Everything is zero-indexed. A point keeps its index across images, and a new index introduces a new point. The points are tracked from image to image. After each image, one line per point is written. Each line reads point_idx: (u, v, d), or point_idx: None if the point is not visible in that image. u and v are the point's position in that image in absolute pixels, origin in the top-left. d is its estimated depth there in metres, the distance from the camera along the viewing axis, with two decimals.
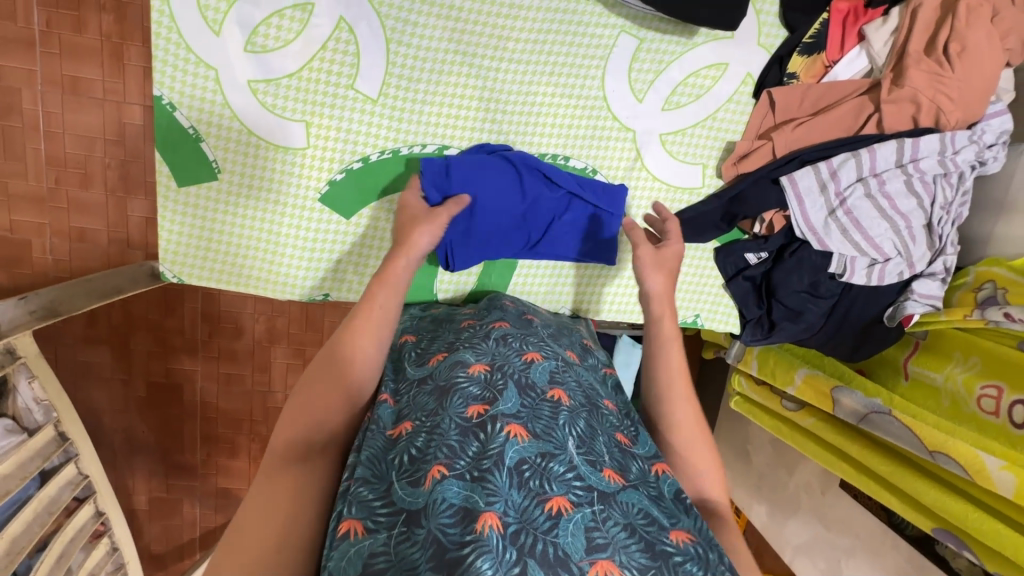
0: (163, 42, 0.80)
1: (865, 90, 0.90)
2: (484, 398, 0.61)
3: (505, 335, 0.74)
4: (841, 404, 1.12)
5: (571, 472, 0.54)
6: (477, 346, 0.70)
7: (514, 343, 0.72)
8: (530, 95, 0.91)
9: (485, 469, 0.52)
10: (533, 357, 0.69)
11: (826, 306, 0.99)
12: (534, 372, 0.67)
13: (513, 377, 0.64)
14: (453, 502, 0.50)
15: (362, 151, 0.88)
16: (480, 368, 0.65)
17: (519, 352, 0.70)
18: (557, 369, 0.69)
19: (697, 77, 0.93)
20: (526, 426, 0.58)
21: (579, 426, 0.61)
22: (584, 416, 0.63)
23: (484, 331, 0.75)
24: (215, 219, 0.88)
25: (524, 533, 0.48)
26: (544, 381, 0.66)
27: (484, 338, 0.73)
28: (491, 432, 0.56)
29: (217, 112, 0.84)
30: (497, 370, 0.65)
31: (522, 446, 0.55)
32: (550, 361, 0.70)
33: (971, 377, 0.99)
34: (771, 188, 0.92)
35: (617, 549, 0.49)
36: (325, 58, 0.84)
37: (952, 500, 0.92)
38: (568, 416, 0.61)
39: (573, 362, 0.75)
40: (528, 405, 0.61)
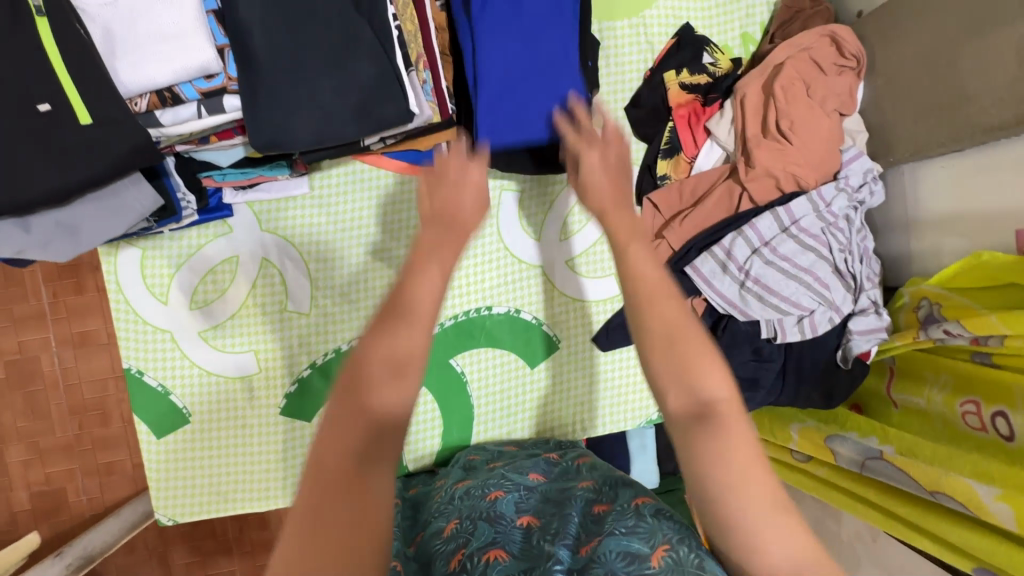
0: (124, 322, 0.95)
1: (728, 173, 0.99)
2: (460, 545, 0.71)
3: (467, 489, 0.84)
4: (839, 452, 1.10)
5: None
6: (445, 510, 0.81)
7: (478, 489, 0.82)
8: (444, 266, 1.01)
9: None
10: (495, 495, 0.79)
11: (776, 367, 1.01)
12: (500, 508, 0.76)
13: (482, 517, 0.74)
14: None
15: (309, 360, 0.98)
16: (451, 525, 0.76)
17: (483, 495, 0.80)
18: (521, 499, 0.78)
19: (581, 204, 1.04)
20: (504, 550, 0.67)
21: (550, 527, 0.69)
22: (554, 517, 0.71)
23: (452, 490, 0.86)
24: (193, 456, 0.96)
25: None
26: (511, 510, 0.75)
27: (450, 500, 0.84)
28: (471, 567, 0.65)
29: (177, 365, 0.96)
30: (465, 519, 0.76)
31: (503, 566, 0.64)
32: (512, 492, 0.80)
33: (949, 397, 0.97)
34: (682, 280, 0.99)
35: None
36: (258, 293, 0.97)
37: (976, 538, 0.87)
38: (537, 522, 0.70)
39: (535, 482, 0.84)
40: (500, 533, 0.70)
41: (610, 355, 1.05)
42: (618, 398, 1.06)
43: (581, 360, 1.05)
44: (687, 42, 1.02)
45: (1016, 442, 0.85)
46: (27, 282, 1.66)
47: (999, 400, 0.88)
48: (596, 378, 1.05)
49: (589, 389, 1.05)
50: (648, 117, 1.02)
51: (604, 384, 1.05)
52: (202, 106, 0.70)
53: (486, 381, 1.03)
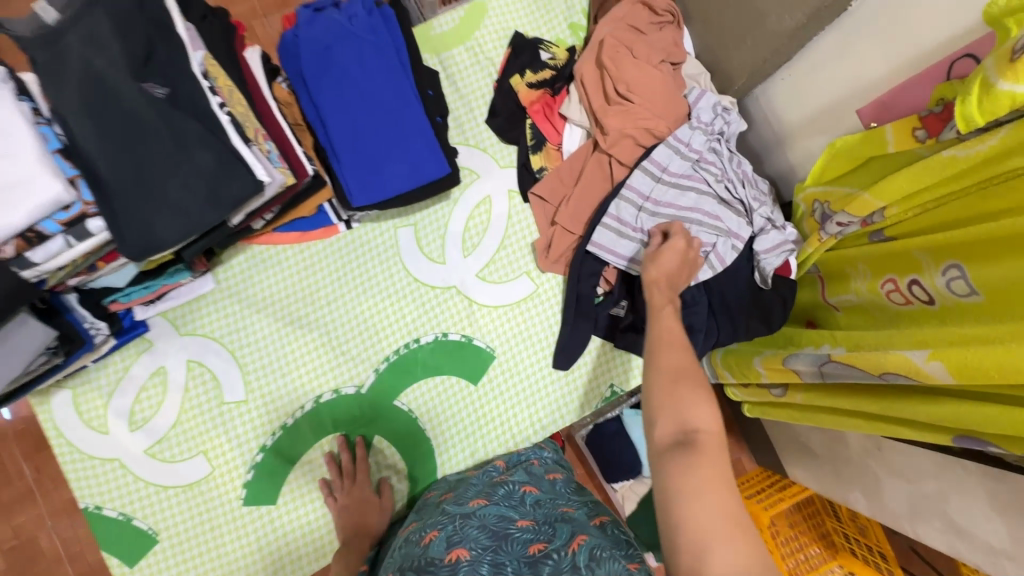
0: (72, 463, 0.96)
1: (593, 148, 1.04)
2: None
3: (411, 534, 0.83)
4: (801, 371, 1.10)
5: None
6: (394, 564, 0.78)
7: (420, 538, 0.79)
8: (362, 315, 1.05)
9: None
10: (430, 537, 0.77)
11: (704, 309, 1.03)
12: (433, 549, 0.73)
13: (414, 567, 0.72)
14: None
15: (259, 443, 0.99)
16: None
17: (421, 539, 0.78)
18: (454, 531, 0.76)
19: (474, 217, 1.08)
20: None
21: (482, 572, 0.66)
22: (487, 560, 0.68)
23: (397, 544, 0.83)
24: (171, 575, 0.95)
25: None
26: (442, 550, 0.72)
27: (398, 554, 0.80)
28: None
29: (133, 489, 0.96)
30: (401, 572, 0.73)
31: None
32: (446, 529, 0.77)
33: (872, 282, 0.98)
34: (587, 256, 1.02)
35: None
36: (192, 394, 0.99)
37: (944, 406, 0.85)
38: (468, 568, 0.67)
39: (475, 510, 0.81)
40: None
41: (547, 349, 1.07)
42: (569, 385, 1.07)
43: (522, 362, 1.06)
44: (521, 49, 1.10)
45: (937, 304, 0.86)
46: None
47: (910, 269, 0.89)
48: (540, 376, 1.06)
49: (537, 388, 1.06)
50: (508, 122, 1.08)
51: (551, 378, 1.06)
52: (68, 236, 0.75)
53: (437, 410, 1.04)
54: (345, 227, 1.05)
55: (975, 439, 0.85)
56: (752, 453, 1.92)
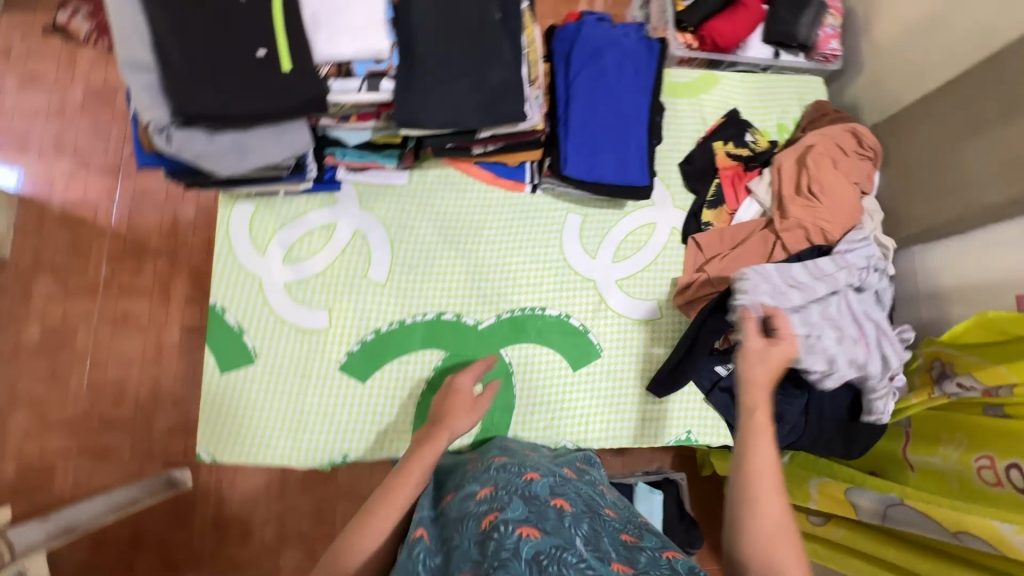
0: (223, 264, 1.05)
1: (764, 226, 1.14)
2: (492, 509, 0.70)
3: (505, 464, 0.84)
4: (859, 506, 1.11)
5: (582, 560, 0.60)
6: (482, 476, 0.81)
7: (514, 470, 0.81)
8: (508, 265, 1.13)
9: (504, 559, 0.60)
10: (532, 475, 0.78)
11: (802, 404, 1.08)
12: (535, 487, 0.75)
13: (517, 492, 0.73)
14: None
15: (376, 325, 1.07)
16: (486, 491, 0.75)
17: (520, 473, 0.80)
18: (555, 484, 0.78)
19: (634, 234, 1.19)
20: (537, 527, 0.65)
21: (584, 530, 0.67)
22: (587, 522, 0.70)
23: (486, 464, 0.86)
24: (250, 397, 1.02)
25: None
26: (545, 493, 0.75)
27: (487, 470, 0.83)
28: (504, 532, 0.64)
29: (258, 309, 1.05)
30: (501, 489, 0.74)
31: (536, 542, 0.62)
32: (548, 478, 0.79)
33: (964, 453, 1.02)
34: (722, 309, 1.10)
35: None
36: (345, 258, 1.09)
37: None
38: (572, 521, 0.69)
39: (570, 478, 0.83)
40: (534, 510, 0.69)
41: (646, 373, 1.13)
42: (650, 412, 1.13)
43: (620, 374, 1.12)
44: (733, 122, 1.23)
45: None
46: (91, 256, 1.78)
47: (1014, 453, 0.94)
48: (629, 393, 1.12)
49: (621, 401, 1.12)
50: (698, 173, 1.21)
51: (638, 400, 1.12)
52: (364, 83, 0.88)
53: (531, 376, 1.10)
54: (530, 190, 1.16)
55: None
56: None
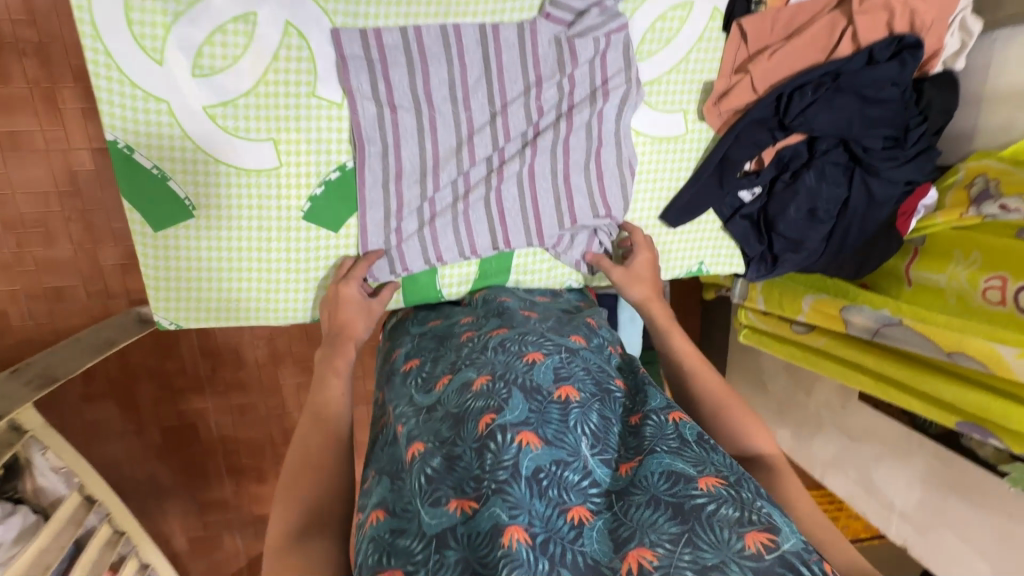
0: (105, 81, 0.75)
1: (834, 6, 0.89)
2: (490, 408, 0.65)
3: (502, 341, 0.77)
4: (851, 322, 1.14)
5: (585, 479, 0.60)
6: (478, 360, 0.75)
7: (513, 348, 0.75)
8: (501, 67, 0.87)
9: (504, 481, 0.57)
10: (533, 358, 0.72)
11: (825, 229, 0.98)
12: (537, 372, 0.70)
13: (517, 383, 0.68)
14: (483, 529, 0.54)
15: (337, 159, 0.85)
16: (483, 380, 0.70)
17: (520, 355, 0.73)
18: (560, 363, 0.72)
19: (663, 21, 0.90)
20: (537, 433, 0.62)
21: (592, 422, 0.65)
22: (596, 408, 0.67)
23: (482, 342, 0.79)
24: (202, 256, 0.85)
25: (553, 543, 0.53)
26: (548, 381, 0.69)
27: (482, 350, 0.77)
28: (503, 443, 0.61)
29: (177, 144, 0.79)
30: (498, 380, 0.69)
31: (536, 454, 0.60)
32: (552, 357, 0.73)
33: (975, 273, 1.00)
34: (762, 129, 0.93)
35: (645, 531, 0.54)
36: (279, 67, 0.79)
37: (970, 394, 0.95)
38: (580, 413, 0.66)
39: (577, 350, 0.76)
40: (535, 408, 0.65)
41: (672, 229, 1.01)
42: (663, 243, 1.01)
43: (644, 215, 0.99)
44: None
45: None
46: None
47: None
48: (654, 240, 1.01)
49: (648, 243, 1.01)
50: None
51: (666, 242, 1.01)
52: None
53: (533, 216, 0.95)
54: None
55: (975, 425, 0.97)
56: None
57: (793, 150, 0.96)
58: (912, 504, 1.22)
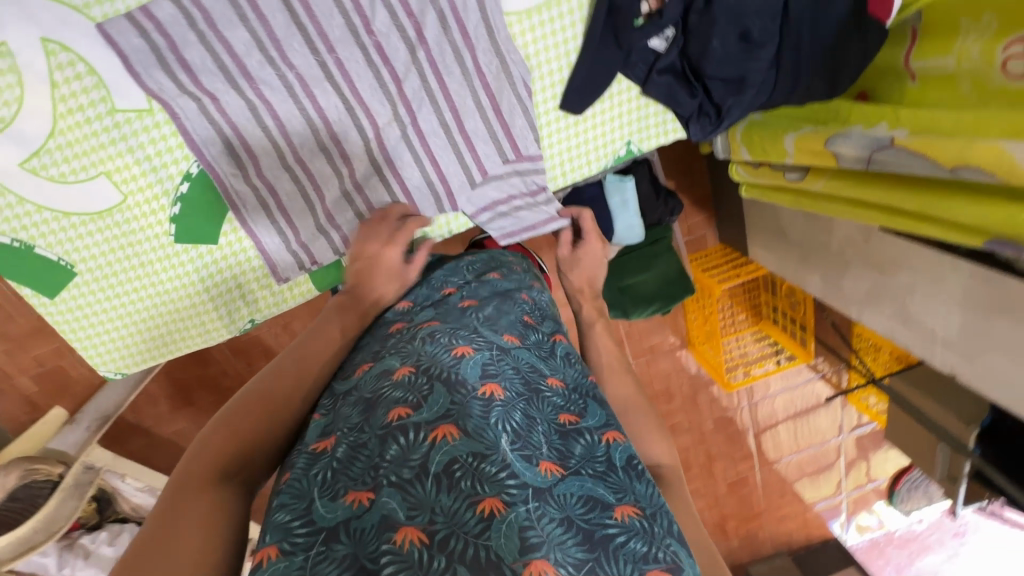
0: None
1: None
2: (408, 400, 0.60)
3: (432, 330, 0.70)
4: (840, 155, 0.94)
5: (504, 469, 0.52)
6: (403, 348, 0.69)
7: (443, 338, 0.68)
8: (310, 9, 0.70)
9: (407, 476, 0.53)
10: (463, 350, 0.65)
11: (771, 53, 0.77)
12: (465, 366, 0.63)
13: (439, 376, 0.62)
14: (373, 524, 0.51)
15: (180, 169, 0.77)
16: (405, 371, 0.65)
17: (449, 346, 0.66)
18: (490, 359, 0.65)
19: None
20: (457, 425, 0.57)
21: (515, 419, 0.58)
22: (520, 407, 0.60)
23: (411, 333, 0.72)
24: (108, 306, 0.84)
25: (455, 539, 0.48)
26: (476, 375, 0.62)
27: (410, 339, 0.70)
28: (413, 437, 0.56)
29: (22, 212, 0.76)
30: (421, 371, 0.64)
31: (452, 446, 0.55)
32: (483, 351, 0.66)
33: (989, 44, 0.76)
34: None
35: (552, 546, 0.47)
36: (65, 95, 0.70)
37: (987, 209, 0.76)
38: (503, 410, 0.59)
39: (513, 346, 0.69)
40: (458, 402, 0.59)
41: (588, 117, 0.86)
42: (575, 133, 0.87)
43: (544, 111, 0.84)
44: None
45: None
46: None
47: None
48: (566, 142, 0.88)
49: (560, 146, 0.88)
50: None
51: (583, 137, 0.88)
52: None
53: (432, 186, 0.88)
54: None
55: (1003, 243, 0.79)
56: (719, 229, 1.91)
57: None
58: (955, 331, 1.07)
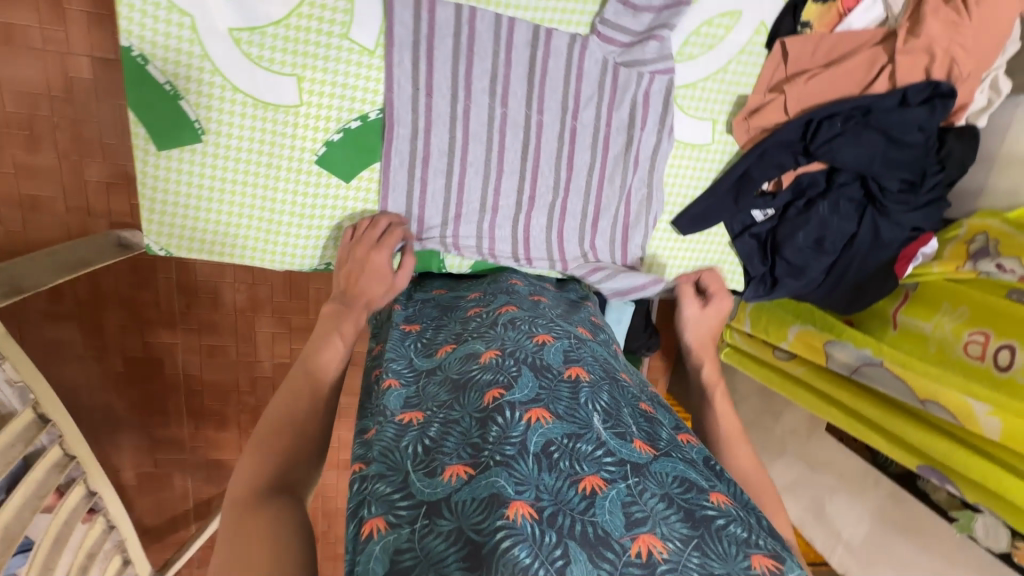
0: None
1: (879, 40, 0.88)
2: (498, 382, 0.63)
3: (513, 319, 0.75)
4: (833, 356, 1.18)
5: (599, 448, 0.56)
6: (486, 334, 0.72)
7: (523, 328, 0.73)
8: (545, 71, 0.85)
9: (509, 454, 0.54)
10: (544, 339, 0.70)
11: (828, 261, 1.00)
12: (548, 354, 0.68)
13: (526, 362, 0.65)
14: (481, 496, 0.50)
15: (361, 109, 0.82)
16: (492, 355, 0.67)
17: (529, 335, 0.71)
18: (570, 347, 0.71)
19: (709, 26, 0.89)
20: (548, 409, 0.59)
21: (602, 401, 0.62)
22: (605, 390, 0.65)
23: (491, 318, 0.76)
24: (204, 185, 0.81)
25: (561, 515, 0.49)
26: (558, 361, 0.68)
27: (492, 325, 0.74)
28: (510, 416, 0.58)
29: (196, 64, 0.75)
30: (508, 356, 0.67)
31: (546, 428, 0.57)
32: (561, 341, 0.71)
33: (959, 326, 1.03)
34: (781, 153, 0.93)
35: (657, 521, 0.50)
36: (315, 3, 0.76)
37: (936, 442, 0.98)
38: (590, 392, 0.63)
39: (585, 338, 0.76)
40: (546, 386, 0.63)
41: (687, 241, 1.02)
42: (671, 249, 1.03)
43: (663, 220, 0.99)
44: None
45: (1008, 373, 0.93)
46: None
47: (1010, 335, 0.94)
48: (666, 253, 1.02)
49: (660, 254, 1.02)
50: None
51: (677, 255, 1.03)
52: None
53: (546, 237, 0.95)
54: None
55: (934, 470, 1.01)
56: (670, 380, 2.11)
57: (812, 177, 0.97)
58: (858, 538, 1.27)
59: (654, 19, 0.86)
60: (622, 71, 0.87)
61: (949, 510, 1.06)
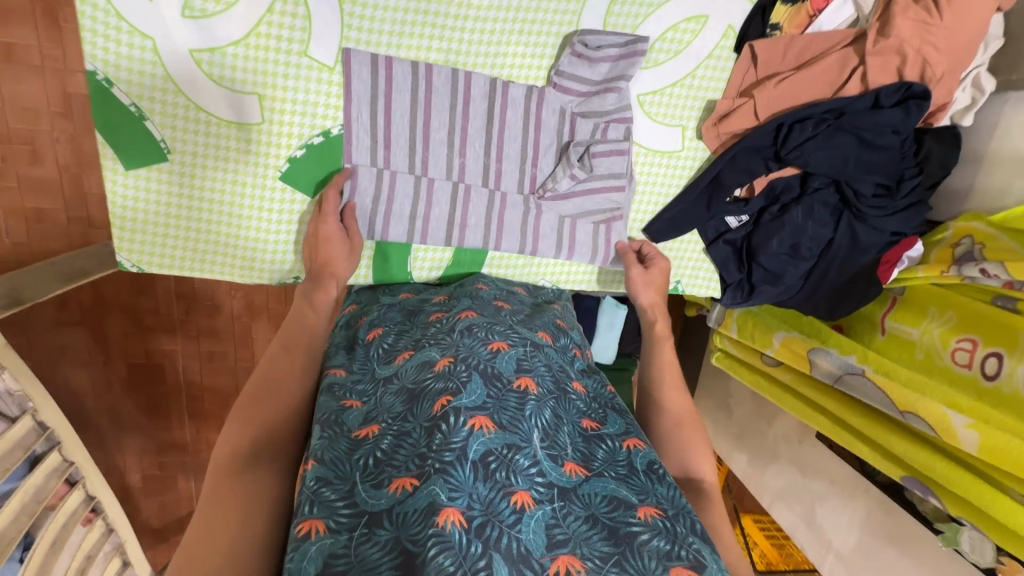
0: (91, 10, 0.72)
1: (850, 41, 0.86)
2: (447, 389, 0.62)
3: (471, 325, 0.74)
4: (817, 363, 1.15)
5: (533, 465, 0.57)
6: (443, 340, 0.72)
7: (479, 333, 0.73)
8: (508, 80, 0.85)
9: (448, 462, 0.54)
10: (498, 346, 0.70)
11: (805, 267, 0.98)
12: (501, 361, 0.68)
13: (478, 368, 0.65)
14: (419, 506, 0.51)
15: (323, 124, 0.83)
16: (445, 361, 0.67)
17: (485, 341, 0.71)
18: (524, 355, 0.71)
19: (675, 31, 0.88)
20: (491, 418, 0.60)
21: (545, 417, 0.63)
22: (551, 405, 0.66)
23: (449, 323, 0.76)
24: (174, 202, 0.83)
25: (490, 527, 0.51)
26: (510, 369, 0.67)
27: (449, 331, 0.74)
28: (453, 424, 0.58)
29: (160, 86, 0.77)
30: (461, 361, 0.66)
31: (488, 438, 0.58)
32: (516, 348, 0.71)
33: (946, 332, 1.00)
34: (752, 158, 0.91)
35: (578, 541, 0.52)
36: (273, 22, 0.76)
37: (918, 452, 0.96)
38: (535, 406, 0.64)
39: (543, 344, 0.76)
40: (493, 395, 0.63)
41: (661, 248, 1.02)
42: None
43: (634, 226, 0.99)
44: None
45: (995, 381, 0.90)
46: None
47: (999, 343, 0.91)
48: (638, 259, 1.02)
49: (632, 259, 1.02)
50: None
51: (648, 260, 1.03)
52: None
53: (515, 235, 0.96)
54: None
55: (917, 481, 0.98)
56: None
57: (786, 182, 0.94)
58: (849, 546, 1.24)
59: (611, 67, 0.86)
60: (579, 118, 0.88)
61: (937, 524, 1.03)
